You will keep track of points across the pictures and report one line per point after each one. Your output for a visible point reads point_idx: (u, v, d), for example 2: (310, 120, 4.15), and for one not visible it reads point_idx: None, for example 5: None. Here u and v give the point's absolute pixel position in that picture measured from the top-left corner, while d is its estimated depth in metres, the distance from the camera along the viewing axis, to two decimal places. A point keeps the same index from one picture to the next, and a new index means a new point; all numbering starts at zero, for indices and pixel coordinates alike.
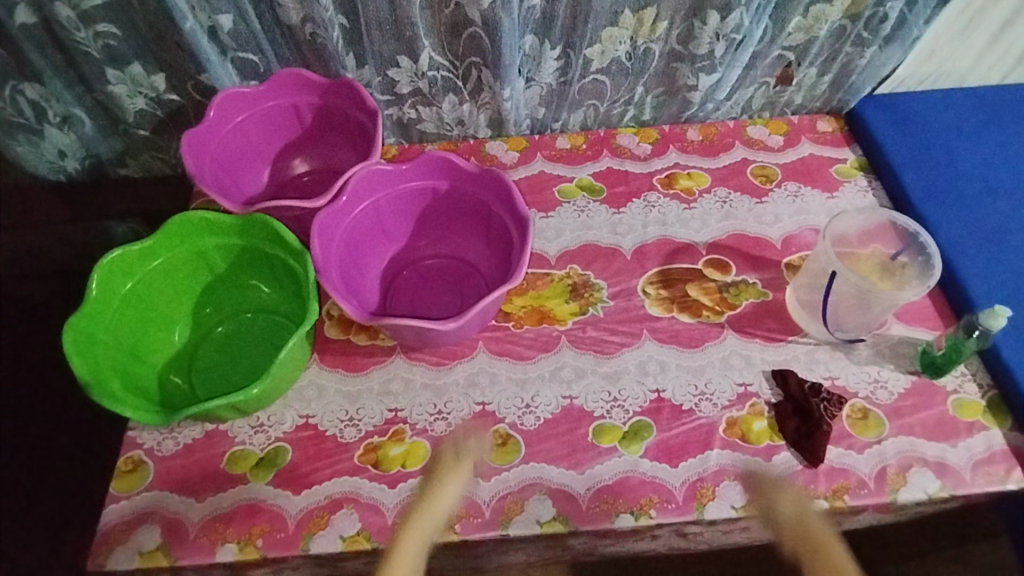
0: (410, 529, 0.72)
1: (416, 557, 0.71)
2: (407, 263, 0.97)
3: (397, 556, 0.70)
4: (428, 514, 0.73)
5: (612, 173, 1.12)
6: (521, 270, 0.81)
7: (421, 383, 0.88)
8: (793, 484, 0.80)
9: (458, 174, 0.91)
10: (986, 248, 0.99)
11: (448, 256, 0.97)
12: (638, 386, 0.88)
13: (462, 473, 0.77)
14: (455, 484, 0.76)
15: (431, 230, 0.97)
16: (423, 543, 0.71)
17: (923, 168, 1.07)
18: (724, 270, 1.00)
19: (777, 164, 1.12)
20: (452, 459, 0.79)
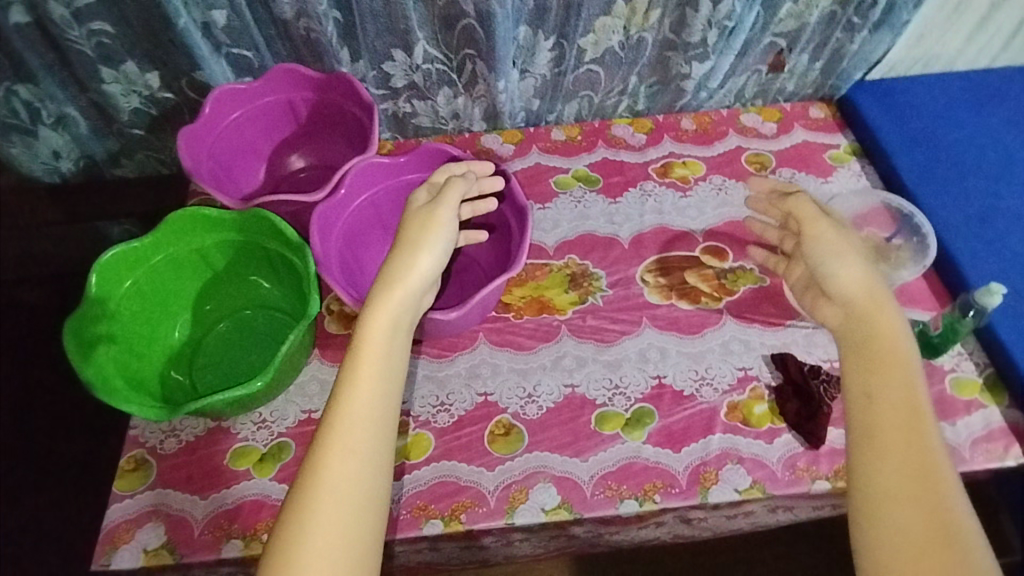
0: (360, 340, 0.70)
1: (374, 368, 0.69)
2: None
3: (356, 370, 0.68)
4: (371, 334, 0.70)
5: (608, 163, 1.12)
6: (520, 258, 0.82)
7: (422, 375, 0.88)
8: (795, 467, 0.81)
9: None
10: (980, 229, 1.00)
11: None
12: (639, 373, 0.88)
13: (413, 256, 0.74)
14: (397, 286, 0.73)
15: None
16: (377, 354, 0.69)
17: (915, 153, 1.08)
18: (722, 256, 1.00)
19: (771, 151, 1.12)
20: (414, 219, 0.78)
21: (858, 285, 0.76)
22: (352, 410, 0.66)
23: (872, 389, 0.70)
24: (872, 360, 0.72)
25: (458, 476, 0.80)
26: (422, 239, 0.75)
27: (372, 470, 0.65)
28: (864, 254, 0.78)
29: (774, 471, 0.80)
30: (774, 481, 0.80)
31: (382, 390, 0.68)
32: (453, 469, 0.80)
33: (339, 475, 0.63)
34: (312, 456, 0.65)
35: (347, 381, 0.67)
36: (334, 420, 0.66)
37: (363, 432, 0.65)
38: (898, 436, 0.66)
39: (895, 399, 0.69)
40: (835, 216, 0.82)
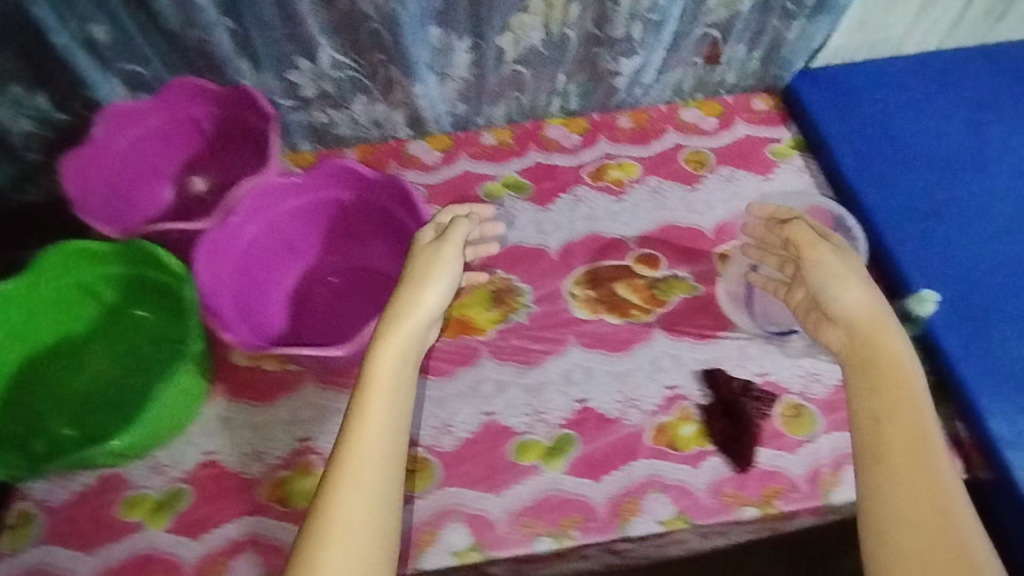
0: (373, 373, 0.63)
1: (382, 405, 0.61)
2: (317, 279, 0.90)
3: (367, 404, 0.61)
4: (383, 369, 0.64)
5: (539, 168, 1.07)
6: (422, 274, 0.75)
7: (332, 409, 0.84)
8: (721, 493, 0.76)
9: (361, 181, 0.85)
10: (923, 229, 0.95)
11: (362, 270, 0.90)
12: (561, 396, 0.84)
13: (422, 291, 0.69)
14: (412, 319, 0.67)
15: (341, 242, 0.91)
16: (388, 390, 0.62)
17: (858, 147, 1.02)
18: (654, 265, 0.95)
19: (710, 148, 1.06)
20: (426, 250, 0.73)
21: (863, 306, 0.66)
22: (354, 455, 0.59)
23: (885, 399, 0.60)
24: (888, 377, 0.61)
25: None
26: (433, 273, 0.71)
27: (374, 518, 0.56)
28: (866, 282, 0.68)
29: (699, 498, 0.76)
30: (698, 510, 0.76)
31: (388, 431, 0.60)
32: None
33: (348, 514, 0.56)
34: (317, 506, 0.57)
35: (357, 418, 0.61)
36: (342, 462, 0.58)
37: (369, 475, 0.58)
38: (914, 458, 0.56)
39: (909, 417, 0.58)
40: (836, 242, 0.73)
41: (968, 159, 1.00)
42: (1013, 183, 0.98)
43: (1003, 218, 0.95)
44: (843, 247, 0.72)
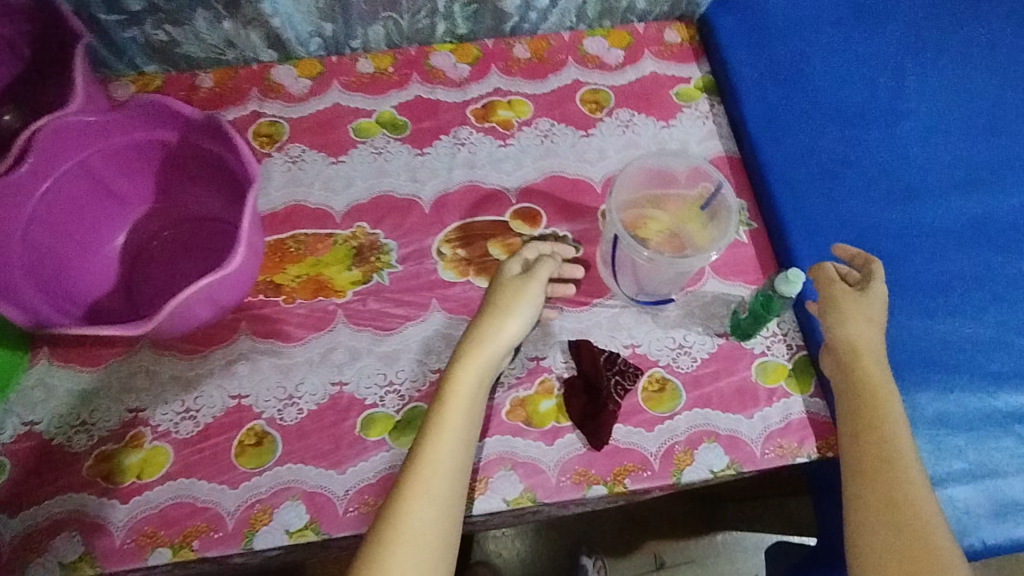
0: (446, 401, 0.69)
1: (457, 431, 0.67)
2: (153, 231, 0.82)
3: (442, 428, 0.67)
4: (458, 392, 0.69)
5: (419, 104, 0.95)
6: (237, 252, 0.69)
7: (168, 376, 0.78)
8: (572, 471, 0.74)
9: (181, 122, 0.74)
10: (819, 189, 0.86)
11: (203, 219, 0.83)
12: (417, 366, 0.79)
13: (506, 320, 0.72)
14: (484, 355, 0.71)
15: (177, 188, 0.82)
16: (462, 415, 0.68)
17: (766, 93, 0.92)
18: (534, 222, 0.87)
19: (610, 86, 0.96)
20: (509, 284, 0.75)
21: (859, 330, 0.72)
22: (417, 478, 0.65)
23: (869, 387, 0.69)
24: (865, 393, 0.69)
25: (195, 496, 0.72)
26: (501, 307, 0.73)
27: (428, 537, 0.63)
28: (869, 322, 0.73)
29: (548, 477, 0.74)
30: (546, 488, 0.73)
31: (455, 457, 0.66)
32: (191, 488, 0.73)
33: (412, 532, 0.62)
34: (381, 523, 0.64)
35: (426, 444, 0.66)
36: (411, 480, 0.65)
37: (427, 504, 0.64)
38: (893, 466, 0.64)
39: (889, 412, 0.67)
40: (872, 290, 0.74)
41: (880, 111, 0.91)
42: (924, 140, 0.89)
43: (907, 179, 0.87)
44: (867, 297, 0.74)
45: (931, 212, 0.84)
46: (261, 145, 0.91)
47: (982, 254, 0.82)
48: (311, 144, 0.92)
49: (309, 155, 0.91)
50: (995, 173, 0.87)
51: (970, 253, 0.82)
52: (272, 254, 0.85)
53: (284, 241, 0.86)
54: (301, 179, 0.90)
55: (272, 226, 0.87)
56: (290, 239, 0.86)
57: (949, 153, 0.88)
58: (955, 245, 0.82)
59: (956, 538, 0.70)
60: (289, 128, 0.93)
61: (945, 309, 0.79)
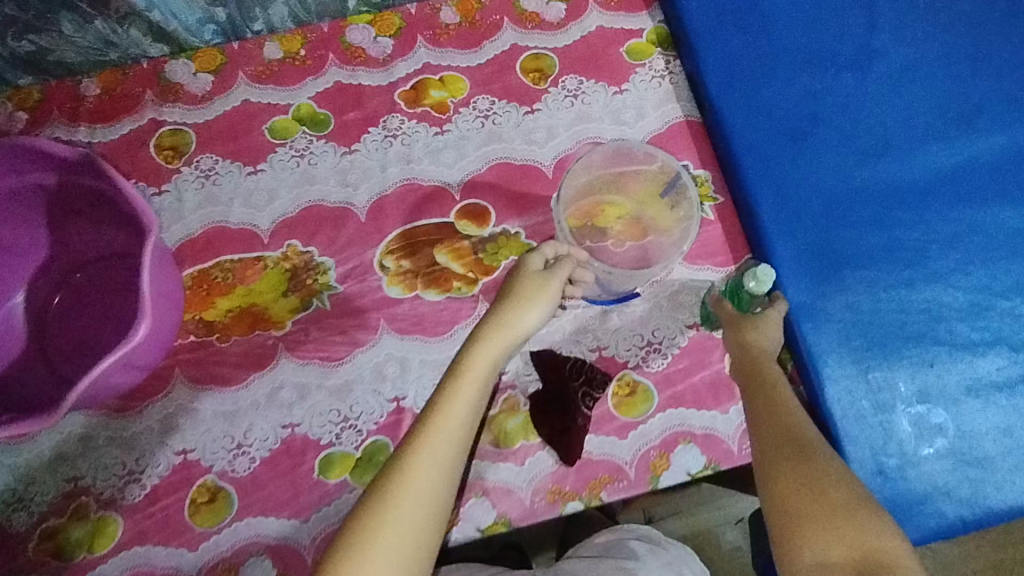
0: (462, 373, 0.60)
1: (467, 406, 0.58)
2: (60, 283, 0.73)
3: (451, 397, 0.58)
4: (474, 368, 0.60)
5: (340, 91, 0.83)
6: (142, 322, 0.63)
7: (104, 440, 0.72)
8: (545, 490, 0.72)
9: (60, 160, 0.65)
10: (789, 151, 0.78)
11: (108, 257, 0.73)
12: (372, 397, 0.73)
13: (533, 303, 0.63)
14: (504, 339, 0.61)
15: (73, 233, 0.72)
16: (475, 393, 0.59)
17: (728, 43, 0.81)
18: (482, 220, 0.79)
19: (553, 49, 0.85)
20: (532, 274, 0.65)
21: (741, 343, 0.70)
22: (421, 451, 0.56)
23: (770, 391, 0.64)
24: (762, 396, 0.64)
25: (155, 563, 0.69)
26: (523, 291, 0.64)
27: (423, 519, 0.54)
28: (747, 330, 0.70)
29: (523, 499, 0.71)
30: (521, 511, 0.71)
31: (462, 433, 0.58)
32: (149, 555, 0.69)
33: (406, 505, 0.54)
34: (371, 493, 0.55)
35: (432, 416, 0.58)
36: (411, 449, 0.56)
37: (428, 478, 0.55)
38: (803, 456, 0.57)
39: (786, 408, 0.62)
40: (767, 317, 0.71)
41: (853, 50, 0.81)
42: (901, 80, 0.80)
43: (883, 129, 0.78)
44: (762, 323, 0.70)
45: (909, 165, 0.77)
46: (167, 160, 0.81)
47: (966, 208, 0.76)
48: (223, 153, 0.81)
49: (222, 167, 0.80)
50: (982, 110, 0.78)
51: (952, 208, 0.76)
52: (198, 288, 0.77)
53: (208, 271, 0.77)
54: (217, 196, 0.80)
55: (193, 256, 0.78)
56: (215, 268, 0.77)
57: (931, 91, 0.79)
58: (936, 201, 0.76)
59: (943, 517, 0.68)
60: (195, 137, 0.81)
61: (924, 276, 0.74)
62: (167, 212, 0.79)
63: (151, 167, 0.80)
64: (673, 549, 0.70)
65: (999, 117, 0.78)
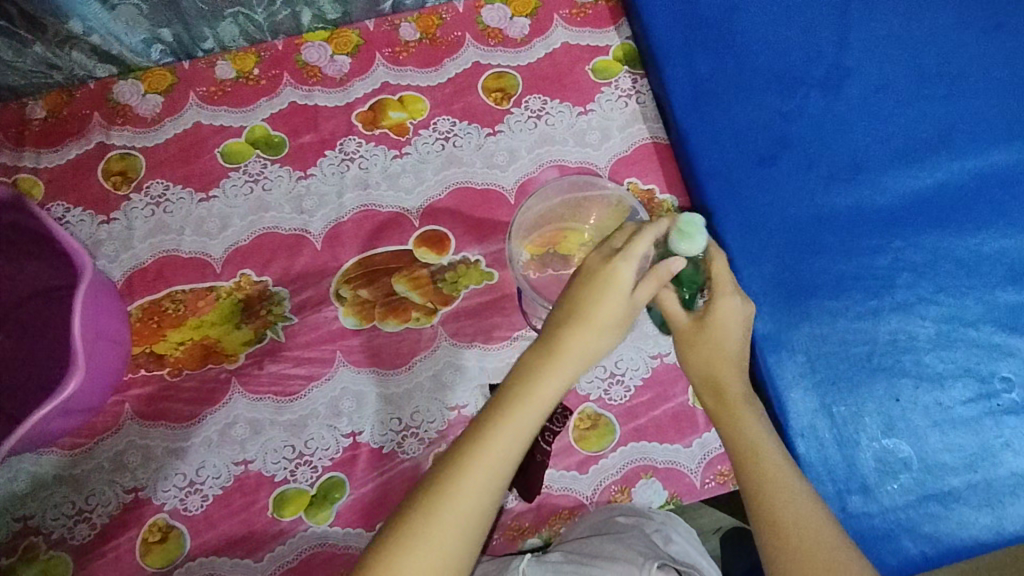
0: (529, 392, 0.52)
1: (528, 432, 0.51)
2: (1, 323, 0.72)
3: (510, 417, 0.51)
4: (535, 394, 0.52)
5: (295, 112, 0.81)
6: (73, 377, 0.64)
7: (53, 478, 0.71)
8: (505, 526, 0.70)
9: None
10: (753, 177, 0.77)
11: (44, 292, 0.73)
12: (327, 432, 0.72)
13: (617, 320, 0.54)
14: (578, 359, 0.53)
15: (14, 272, 0.72)
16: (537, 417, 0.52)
17: (695, 62, 0.79)
18: (441, 247, 0.77)
19: (516, 67, 0.82)
20: (616, 280, 0.53)
21: (712, 367, 0.58)
22: (471, 478, 0.50)
23: (757, 474, 0.54)
24: (753, 466, 0.55)
25: None
26: (604, 304, 0.53)
27: (458, 546, 0.49)
28: (723, 360, 0.57)
29: None
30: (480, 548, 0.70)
31: (514, 461, 0.51)
32: None
33: (443, 534, 0.49)
34: (402, 517, 0.50)
35: (481, 441, 0.51)
36: (458, 472, 0.50)
37: (472, 508, 0.49)
38: (825, 570, 0.50)
39: (777, 479, 0.54)
40: (715, 309, 0.57)
41: (823, 70, 0.79)
42: (872, 102, 0.78)
43: (853, 153, 0.76)
44: (712, 328, 0.57)
45: (879, 190, 0.75)
46: (116, 186, 0.78)
47: (935, 236, 0.74)
48: (174, 178, 0.79)
49: (174, 192, 0.78)
50: (954, 133, 0.76)
51: (921, 235, 0.74)
52: (149, 319, 0.75)
53: (159, 301, 0.75)
54: (168, 223, 0.77)
55: (144, 286, 0.76)
56: (166, 298, 0.75)
57: (902, 113, 0.77)
58: (905, 228, 0.74)
59: (907, 553, 0.68)
60: (145, 161, 0.79)
61: (891, 306, 0.72)
62: (116, 241, 0.77)
63: (100, 193, 0.78)
64: (657, 517, 0.68)
65: (971, 141, 0.76)
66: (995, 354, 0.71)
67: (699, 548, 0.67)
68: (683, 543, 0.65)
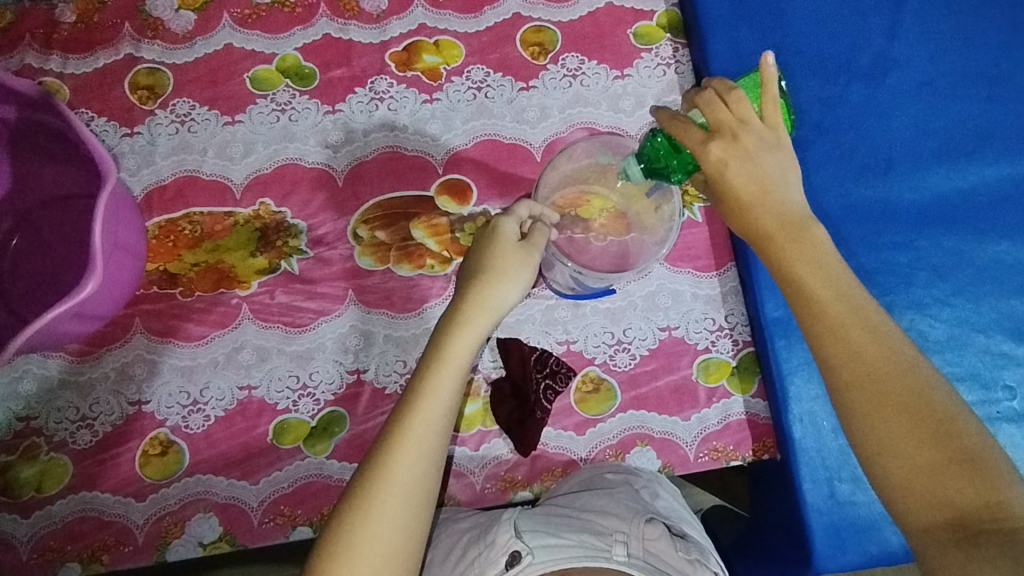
0: (441, 360, 0.58)
1: (448, 390, 0.57)
2: (18, 224, 0.73)
3: (429, 385, 0.57)
4: (435, 390, 0.57)
5: (328, 45, 0.79)
6: (91, 279, 0.63)
7: (59, 383, 0.71)
8: (497, 477, 0.72)
9: (26, 100, 0.68)
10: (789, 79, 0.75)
11: (67, 198, 0.73)
12: (333, 367, 0.72)
13: (511, 281, 0.60)
14: (483, 320, 0.59)
15: (38, 173, 0.73)
16: (454, 379, 0.57)
17: (740, 37, 0.77)
18: (462, 197, 0.76)
19: (557, 23, 0.80)
20: (508, 245, 0.61)
21: (765, 212, 0.57)
22: (401, 445, 0.55)
23: (814, 301, 0.53)
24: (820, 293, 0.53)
25: (100, 510, 0.69)
26: (497, 275, 0.60)
27: (413, 507, 0.54)
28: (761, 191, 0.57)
29: (475, 484, 0.71)
30: (472, 495, 0.71)
31: (441, 419, 0.56)
32: (95, 501, 0.69)
33: (393, 498, 0.54)
34: (351, 497, 0.54)
35: (406, 416, 0.56)
36: (386, 450, 0.55)
37: (410, 469, 0.54)
38: (876, 358, 0.51)
39: (837, 305, 0.53)
40: (709, 155, 0.57)
41: (868, 60, 0.77)
42: (915, 96, 0.76)
43: (887, 146, 0.75)
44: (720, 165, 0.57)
45: (909, 187, 0.74)
46: (142, 100, 0.77)
47: (958, 238, 0.73)
48: (201, 98, 0.78)
49: (199, 113, 0.77)
50: (992, 136, 0.75)
51: (945, 237, 0.73)
52: (164, 238, 0.75)
53: (177, 221, 0.75)
54: (191, 144, 0.77)
55: (162, 204, 0.75)
56: (184, 218, 0.75)
57: (944, 111, 0.76)
58: (930, 226, 0.74)
59: (888, 527, 0.68)
60: (172, 78, 0.78)
61: (906, 303, 0.72)
62: (138, 155, 0.76)
63: (125, 105, 0.77)
64: (645, 475, 0.70)
65: (1008, 146, 0.75)
66: (1001, 361, 0.71)
67: (683, 505, 0.70)
68: (668, 499, 0.67)
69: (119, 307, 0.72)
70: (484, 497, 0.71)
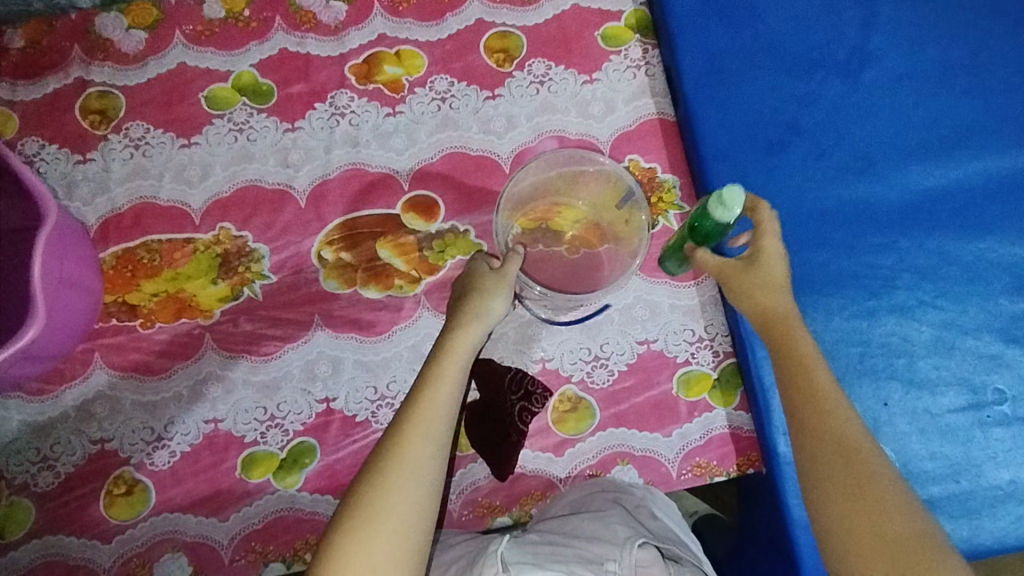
0: (449, 348, 0.60)
1: (454, 379, 0.58)
2: None
3: (436, 375, 0.58)
4: (442, 380, 0.58)
5: (286, 60, 0.76)
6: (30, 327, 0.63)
7: (17, 423, 0.69)
8: (475, 504, 0.69)
9: None
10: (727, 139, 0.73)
11: None
12: (301, 396, 0.70)
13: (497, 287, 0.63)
14: (478, 326, 0.61)
15: None
16: (459, 371, 0.59)
17: (712, 36, 0.74)
18: (430, 213, 0.74)
19: (522, 27, 0.77)
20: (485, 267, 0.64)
21: (767, 303, 0.59)
22: (409, 431, 0.56)
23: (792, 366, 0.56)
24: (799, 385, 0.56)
25: (66, 554, 0.67)
26: (481, 281, 0.63)
27: (416, 499, 0.53)
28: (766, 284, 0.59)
29: (452, 511, 0.69)
30: (450, 522, 0.69)
31: (448, 408, 0.57)
32: (59, 545, 0.67)
33: (404, 477, 0.54)
34: (358, 492, 0.54)
35: (411, 413, 0.56)
36: (398, 434, 0.56)
37: (422, 458, 0.55)
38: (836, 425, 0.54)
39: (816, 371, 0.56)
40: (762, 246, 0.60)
41: (844, 55, 0.74)
42: (893, 90, 0.74)
43: (866, 145, 0.73)
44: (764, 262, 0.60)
45: (889, 186, 0.72)
46: (94, 125, 0.75)
47: (943, 236, 0.71)
48: (155, 121, 0.75)
49: (154, 136, 0.75)
50: (976, 129, 0.73)
51: (928, 236, 0.71)
52: (123, 268, 0.72)
53: (134, 250, 0.72)
54: (147, 168, 0.74)
55: (119, 233, 0.73)
56: (142, 247, 0.73)
57: (924, 106, 0.73)
58: (913, 226, 0.71)
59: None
60: (125, 100, 0.75)
61: (890, 307, 0.70)
62: (92, 183, 0.74)
63: (77, 130, 0.74)
64: (638, 491, 0.67)
65: (991, 140, 0.72)
66: (991, 364, 0.69)
67: (681, 524, 0.67)
68: (663, 517, 0.65)
69: (77, 344, 0.70)
70: (462, 525, 0.69)
